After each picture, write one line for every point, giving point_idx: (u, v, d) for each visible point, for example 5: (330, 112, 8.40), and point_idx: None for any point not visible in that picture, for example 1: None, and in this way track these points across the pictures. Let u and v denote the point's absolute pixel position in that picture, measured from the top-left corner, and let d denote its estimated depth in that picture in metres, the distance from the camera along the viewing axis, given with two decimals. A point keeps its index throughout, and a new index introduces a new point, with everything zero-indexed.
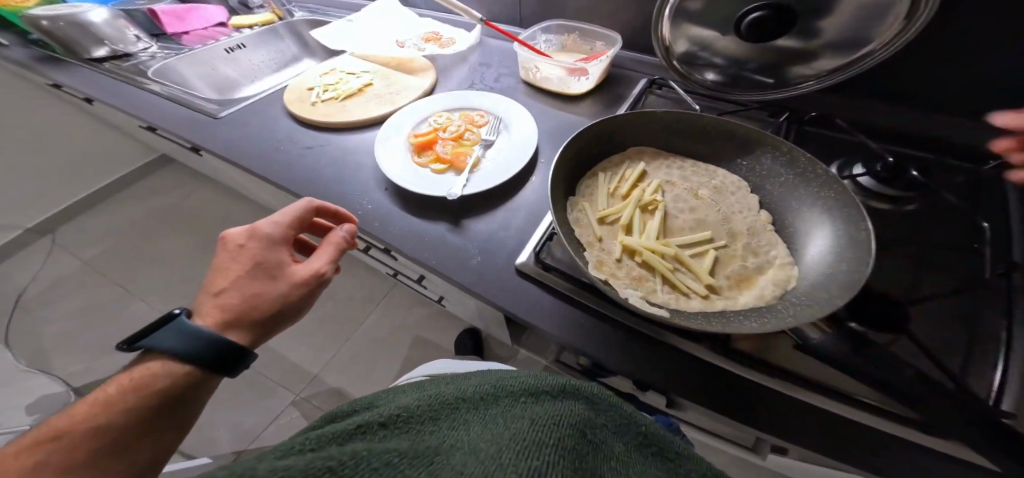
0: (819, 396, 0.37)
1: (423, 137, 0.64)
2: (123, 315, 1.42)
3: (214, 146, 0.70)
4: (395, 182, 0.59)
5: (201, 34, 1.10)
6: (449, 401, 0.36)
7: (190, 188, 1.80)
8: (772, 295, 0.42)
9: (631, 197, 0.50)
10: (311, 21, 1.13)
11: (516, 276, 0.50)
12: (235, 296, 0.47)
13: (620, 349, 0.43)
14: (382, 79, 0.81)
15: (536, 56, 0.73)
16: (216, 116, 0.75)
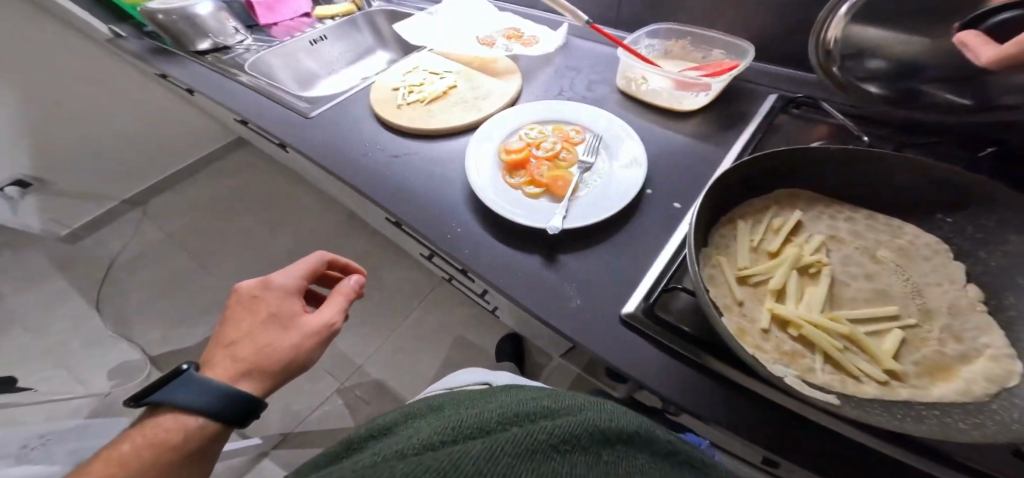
0: None
1: (515, 153, 0.57)
2: (188, 288, 1.49)
3: (304, 146, 0.69)
4: (482, 198, 0.53)
5: (289, 25, 1.11)
6: (470, 411, 0.25)
7: (252, 168, 1.85)
8: (985, 392, 0.31)
9: (784, 255, 0.41)
10: (389, 13, 1.11)
11: (625, 329, 0.42)
12: (249, 348, 0.42)
13: (770, 446, 0.34)
14: (467, 82, 0.75)
15: (643, 64, 0.64)
16: (308, 116, 0.74)
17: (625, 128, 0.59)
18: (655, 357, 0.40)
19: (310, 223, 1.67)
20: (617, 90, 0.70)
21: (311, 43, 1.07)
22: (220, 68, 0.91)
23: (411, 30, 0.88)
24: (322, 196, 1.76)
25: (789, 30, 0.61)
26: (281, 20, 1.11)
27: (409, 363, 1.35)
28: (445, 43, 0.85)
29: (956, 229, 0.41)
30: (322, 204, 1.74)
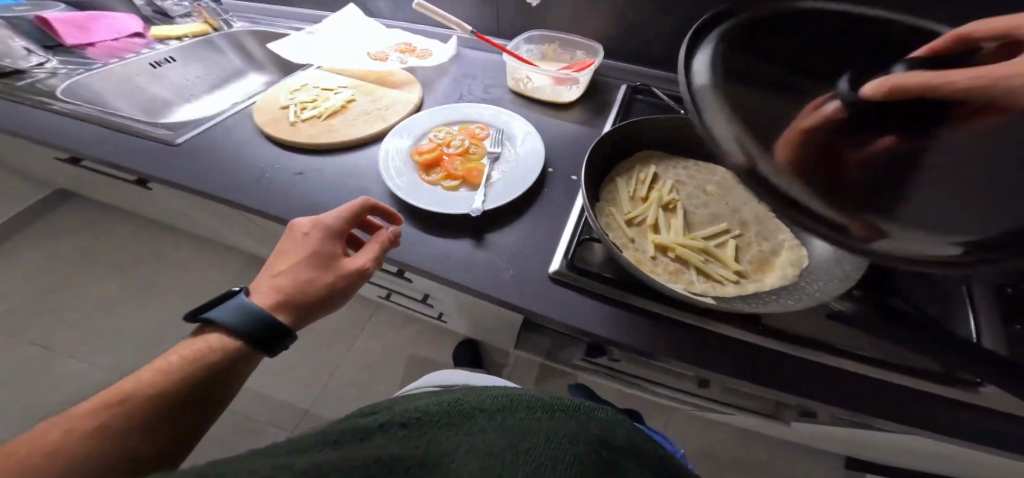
0: (854, 367, 0.43)
1: (428, 154, 0.61)
2: (47, 379, 1.24)
3: (179, 176, 0.62)
4: (405, 200, 0.56)
5: (113, 46, 0.96)
6: (462, 411, 0.31)
7: (113, 225, 1.60)
8: (793, 273, 0.47)
9: (651, 198, 0.54)
10: (256, 33, 1.03)
11: (554, 286, 0.50)
12: (290, 280, 0.46)
13: (672, 347, 0.45)
14: (364, 95, 0.76)
15: (525, 66, 0.74)
16: (173, 142, 0.67)
17: (522, 122, 0.68)
18: (581, 302, 0.49)
19: (201, 275, 1.48)
20: (509, 90, 0.79)
21: (153, 67, 0.95)
22: (14, 96, 0.76)
23: (291, 50, 0.86)
24: (208, 242, 1.57)
25: (630, 31, 0.77)
26: (99, 40, 0.96)
27: (359, 392, 1.32)
28: (328, 60, 0.84)
29: None
30: (210, 250, 1.54)
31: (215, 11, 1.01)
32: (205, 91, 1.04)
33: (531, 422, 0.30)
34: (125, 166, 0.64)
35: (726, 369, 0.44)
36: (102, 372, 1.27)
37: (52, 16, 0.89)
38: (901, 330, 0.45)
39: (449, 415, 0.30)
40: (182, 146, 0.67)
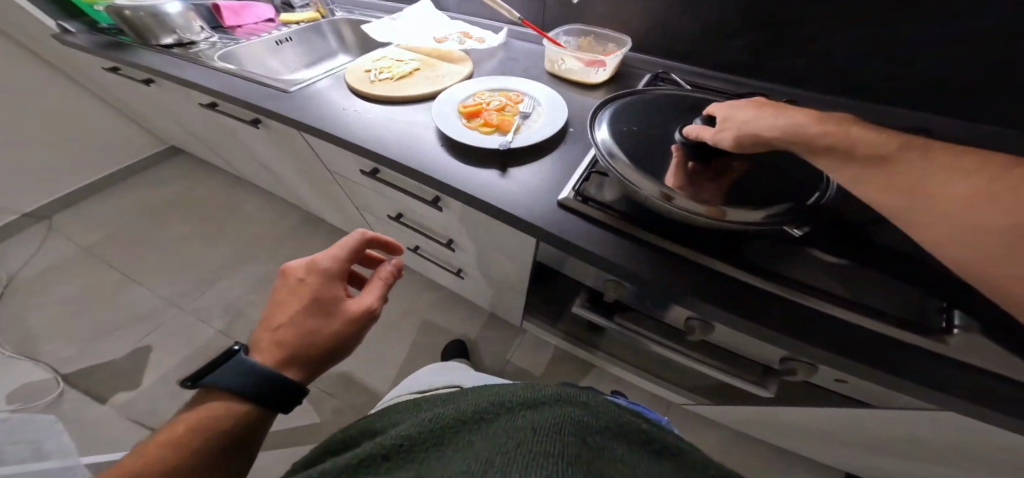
0: (806, 296, 0.51)
1: (472, 108, 0.76)
2: (126, 297, 1.46)
3: (287, 112, 0.81)
4: (453, 139, 0.71)
5: (254, 28, 1.23)
6: (434, 429, 0.43)
7: (201, 181, 1.89)
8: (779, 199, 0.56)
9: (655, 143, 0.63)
10: (351, 21, 1.25)
11: (559, 210, 0.62)
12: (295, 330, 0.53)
13: (651, 267, 0.56)
14: (428, 67, 0.92)
15: (560, 49, 0.87)
16: (287, 90, 0.87)
17: (553, 93, 0.81)
18: (579, 224, 0.60)
19: (270, 227, 1.72)
20: (546, 72, 0.93)
21: (275, 43, 1.19)
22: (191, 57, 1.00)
23: (376, 31, 1.05)
24: (281, 202, 1.82)
25: (654, 29, 0.89)
26: (246, 23, 1.23)
27: (380, 347, 1.45)
28: (395, 37, 1.03)
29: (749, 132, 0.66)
30: (276, 209, 1.78)
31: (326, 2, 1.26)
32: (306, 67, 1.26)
33: (518, 435, 0.40)
34: (251, 103, 0.85)
35: (695, 289, 0.54)
36: (168, 298, 1.47)
37: (220, 4, 1.16)
38: (856, 274, 0.52)
39: (432, 432, 0.43)
40: (291, 92, 0.87)
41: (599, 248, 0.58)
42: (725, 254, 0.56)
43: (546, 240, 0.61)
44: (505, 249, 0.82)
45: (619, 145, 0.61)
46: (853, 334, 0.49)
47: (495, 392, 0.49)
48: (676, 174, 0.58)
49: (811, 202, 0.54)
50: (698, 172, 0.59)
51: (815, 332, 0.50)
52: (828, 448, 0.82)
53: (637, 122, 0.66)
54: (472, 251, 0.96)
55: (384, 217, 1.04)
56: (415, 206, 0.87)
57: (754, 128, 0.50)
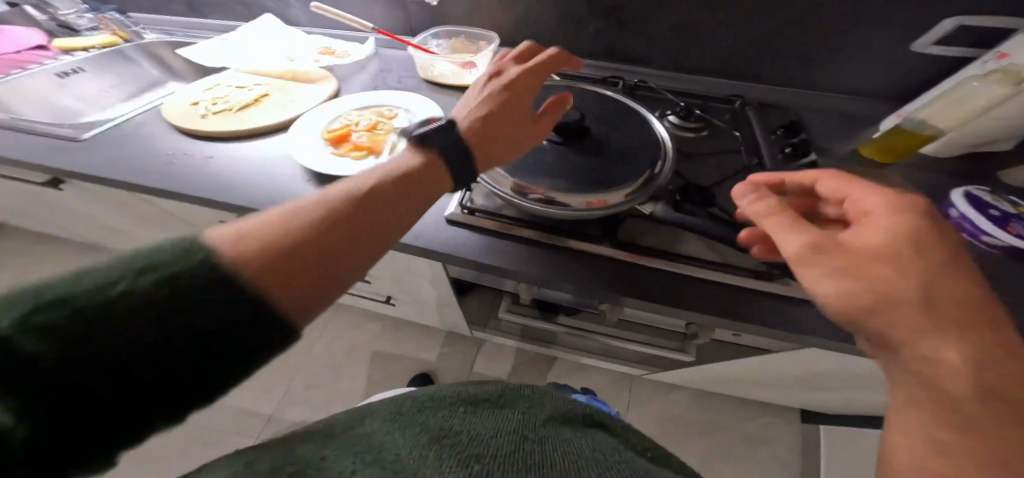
0: (697, 268, 0.53)
1: (338, 132, 0.68)
2: None
3: (93, 168, 0.64)
4: (319, 171, 0.63)
5: (14, 59, 0.92)
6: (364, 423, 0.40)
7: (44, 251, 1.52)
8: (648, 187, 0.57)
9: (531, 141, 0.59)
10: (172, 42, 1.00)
11: (449, 227, 0.58)
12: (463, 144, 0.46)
13: (554, 269, 0.54)
14: (278, 90, 0.81)
15: (428, 55, 0.82)
16: (77, 138, 0.67)
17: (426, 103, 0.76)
18: (476, 239, 0.57)
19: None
20: (420, 79, 0.88)
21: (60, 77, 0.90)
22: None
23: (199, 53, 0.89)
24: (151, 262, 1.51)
25: (519, 22, 0.88)
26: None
27: (326, 391, 1.32)
28: (209, 58, 0.88)
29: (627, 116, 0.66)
30: None
31: (124, 23, 0.99)
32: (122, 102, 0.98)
33: (467, 430, 0.40)
34: (37, 162, 0.65)
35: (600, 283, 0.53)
36: None
37: None
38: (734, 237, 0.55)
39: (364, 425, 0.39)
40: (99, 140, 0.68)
41: (495, 261, 0.55)
42: (607, 233, 0.56)
43: (447, 262, 0.57)
44: (421, 273, 0.76)
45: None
46: (745, 296, 0.52)
47: (437, 394, 0.48)
48: (548, 166, 0.57)
49: (664, 173, 0.57)
50: (568, 165, 0.57)
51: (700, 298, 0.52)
52: (752, 383, 0.92)
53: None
54: (386, 280, 0.89)
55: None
56: None
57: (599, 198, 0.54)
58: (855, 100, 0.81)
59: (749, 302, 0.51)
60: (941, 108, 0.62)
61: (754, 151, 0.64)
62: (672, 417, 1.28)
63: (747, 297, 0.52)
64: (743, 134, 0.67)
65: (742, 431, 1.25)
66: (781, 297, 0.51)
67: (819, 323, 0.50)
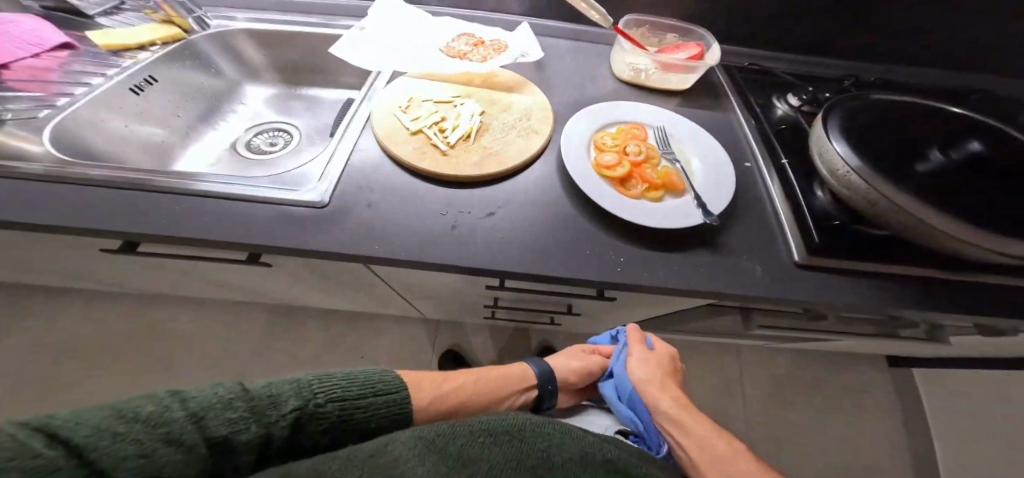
0: None
1: (619, 168, 0.58)
2: None
3: (355, 245, 0.47)
4: (637, 221, 0.54)
5: (38, 67, 0.65)
6: (451, 437, 0.43)
7: (39, 302, 1.16)
8: None
9: (933, 178, 0.49)
10: (255, 33, 0.75)
11: (800, 270, 0.54)
12: (827, 267, 0.53)
13: (930, 304, 0.52)
14: (490, 104, 0.63)
15: (653, 56, 0.72)
16: (322, 204, 0.49)
17: (679, 119, 0.66)
18: (836, 279, 0.53)
19: (205, 342, 1.14)
20: (622, 81, 0.77)
21: (134, 93, 0.67)
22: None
23: (350, 52, 0.66)
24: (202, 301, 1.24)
25: (725, 9, 0.77)
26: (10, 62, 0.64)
27: None
28: (371, 61, 0.66)
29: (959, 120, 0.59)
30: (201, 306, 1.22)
31: (185, 5, 0.70)
32: (204, 122, 0.76)
33: (493, 440, 0.45)
34: (265, 246, 0.46)
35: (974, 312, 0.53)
36: None
37: None
38: None
39: (429, 446, 0.42)
40: (333, 207, 0.49)
41: (870, 304, 0.52)
42: (980, 267, 0.53)
43: (804, 307, 0.53)
44: (674, 304, 0.71)
45: (889, 171, 0.49)
46: None
47: (531, 421, 0.51)
48: (964, 202, 0.47)
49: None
50: (992, 202, 0.47)
51: None
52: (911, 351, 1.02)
53: (882, 147, 0.51)
54: (600, 309, 0.81)
55: (469, 299, 0.80)
56: (554, 294, 0.67)
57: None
58: None
59: None
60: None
61: None
62: (784, 378, 1.41)
63: None
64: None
65: (844, 384, 1.40)
66: None
67: None
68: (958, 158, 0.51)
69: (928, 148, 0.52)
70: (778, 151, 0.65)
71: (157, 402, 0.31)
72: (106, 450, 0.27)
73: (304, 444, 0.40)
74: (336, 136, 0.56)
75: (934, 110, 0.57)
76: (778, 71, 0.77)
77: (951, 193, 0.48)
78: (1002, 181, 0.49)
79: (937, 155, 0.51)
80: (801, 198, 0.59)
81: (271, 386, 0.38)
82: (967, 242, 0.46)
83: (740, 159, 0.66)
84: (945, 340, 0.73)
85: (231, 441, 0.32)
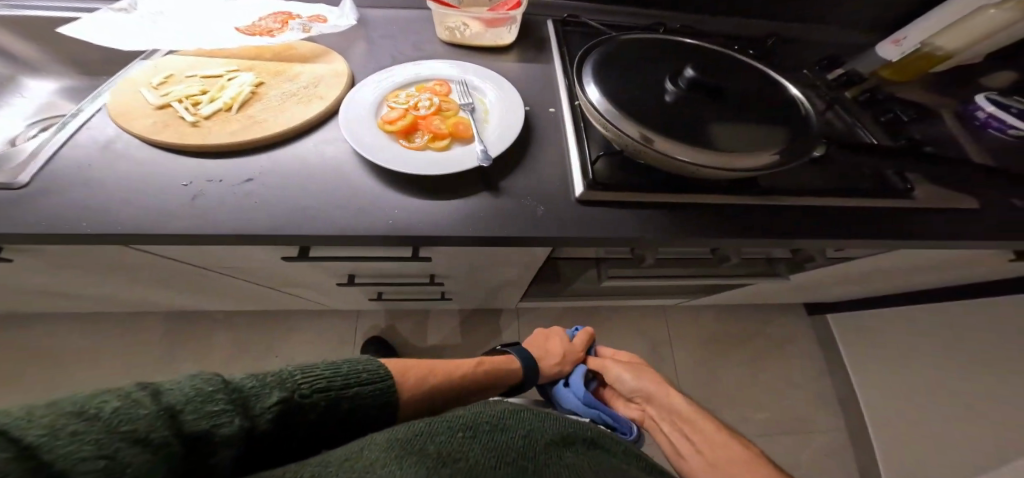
0: (821, 199, 0.58)
1: (401, 122, 0.57)
2: None
3: (66, 221, 0.42)
4: (410, 173, 0.53)
5: None
6: (430, 436, 0.41)
7: None
8: (804, 127, 0.52)
9: (668, 107, 0.52)
10: (3, 18, 0.68)
11: (582, 208, 0.55)
12: (602, 200, 0.55)
13: (701, 229, 0.55)
14: (273, 75, 0.61)
15: (459, 13, 0.72)
16: (17, 182, 0.43)
17: (481, 71, 0.67)
18: (614, 214, 0.55)
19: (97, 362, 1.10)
20: (443, 42, 0.76)
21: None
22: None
23: (107, 37, 0.61)
24: (92, 319, 1.19)
25: None
26: None
27: None
28: (136, 41, 0.62)
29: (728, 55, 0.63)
30: (102, 326, 1.18)
31: None
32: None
33: (489, 436, 0.44)
34: None
35: (744, 232, 0.56)
36: None
37: None
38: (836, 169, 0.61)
39: (405, 446, 0.38)
40: (37, 184, 0.44)
41: (641, 231, 0.54)
42: (746, 188, 0.57)
43: (590, 244, 0.54)
44: (513, 261, 0.71)
45: (620, 105, 0.52)
46: (855, 215, 0.59)
47: (500, 411, 0.51)
48: (690, 127, 0.51)
49: (814, 124, 0.52)
50: (720, 125, 0.51)
51: (824, 224, 0.57)
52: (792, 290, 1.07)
53: (628, 83, 0.55)
54: (455, 275, 0.80)
55: (328, 279, 0.78)
56: (378, 261, 0.65)
57: (757, 151, 0.49)
58: (846, 25, 0.90)
59: (860, 220, 0.58)
60: (952, 35, 0.74)
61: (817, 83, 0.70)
62: (701, 331, 1.48)
63: (856, 217, 0.59)
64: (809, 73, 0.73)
65: (756, 333, 1.49)
66: (882, 208, 0.59)
67: (920, 226, 0.58)
68: (701, 82, 0.53)
69: (670, 79, 0.55)
70: (574, 92, 0.66)
71: (123, 398, 0.24)
72: (65, 453, 0.20)
73: (283, 433, 0.35)
74: (69, 117, 0.51)
75: (694, 47, 0.61)
76: (597, 23, 0.79)
77: (681, 120, 0.51)
78: (727, 104, 0.53)
79: (678, 82, 0.54)
80: (588, 139, 0.60)
81: (241, 380, 0.33)
82: (693, 163, 0.49)
83: (546, 107, 0.67)
84: (782, 270, 0.75)
85: (214, 437, 0.27)
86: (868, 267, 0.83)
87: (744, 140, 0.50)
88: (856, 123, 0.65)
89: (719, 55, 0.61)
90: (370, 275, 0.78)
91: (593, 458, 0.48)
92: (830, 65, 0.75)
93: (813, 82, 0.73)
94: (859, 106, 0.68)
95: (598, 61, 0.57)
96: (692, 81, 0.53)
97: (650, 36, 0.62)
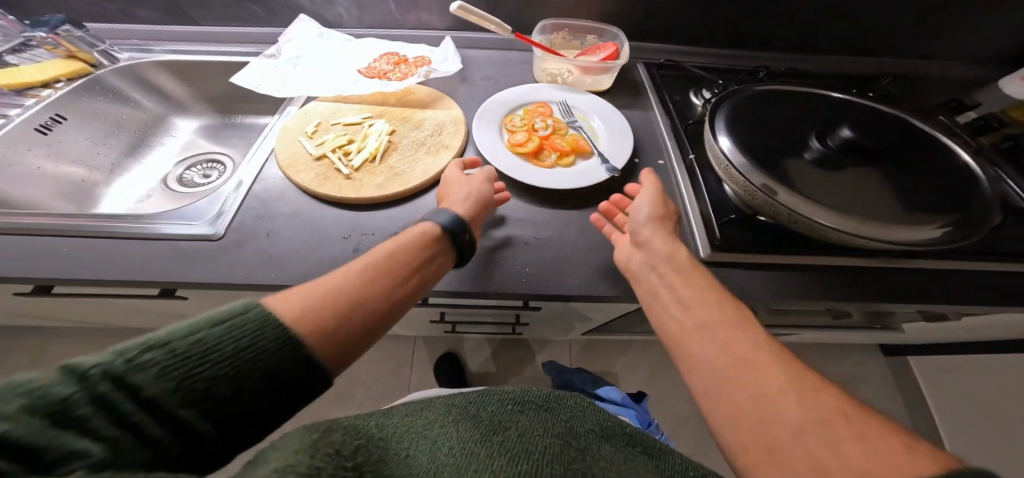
0: (974, 264, 0.54)
1: (529, 143, 0.62)
2: None
3: (252, 276, 0.47)
4: (551, 187, 0.58)
5: None
6: (481, 405, 0.45)
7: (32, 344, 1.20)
8: (962, 199, 0.50)
9: (809, 171, 0.52)
10: (165, 63, 0.78)
11: (709, 268, 0.54)
12: (731, 261, 0.54)
13: (839, 294, 0.53)
14: (401, 121, 0.65)
15: (564, 60, 0.73)
16: (212, 234, 0.50)
17: (580, 92, 0.71)
18: (743, 275, 0.53)
19: None
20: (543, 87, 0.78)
21: (42, 133, 0.68)
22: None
23: (259, 82, 0.70)
24: None
25: (637, 13, 0.78)
26: None
27: None
28: (280, 90, 0.69)
29: (862, 108, 0.61)
30: None
31: (86, 40, 0.73)
32: (129, 157, 0.78)
33: (535, 412, 0.45)
34: (157, 281, 0.47)
35: (887, 297, 0.53)
36: None
37: None
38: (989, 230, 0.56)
39: (463, 411, 0.44)
40: (231, 236, 0.50)
41: (772, 293, 0.52)
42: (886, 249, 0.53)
43: None
44: (610, 307, 0.70)
45: (758, 165, 0.51)
46: (1011, 282, 0.54)
47: (556, 393, 0.50)
48: (836, 193, 0.50)
49: (986, 191, 0.51)
50: (868, 193, 0.50)
51: (975, 291, 0.53)
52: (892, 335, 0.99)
53: (765, 142, 0.54)
54: (545, 316, 0.80)
55: (420, 314, 0.80)
56: (484, 305, 0.67)
57: (912, 225, 0.47)
58: (957, 65, 0.85)
59: (1018, 287, 0.53)
60: None
61: (952, 131, 0.66)
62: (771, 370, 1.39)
63: (1013, 283, 0.54)
64: (945, 119, 0.68)
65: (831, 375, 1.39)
66: None
67: None
68: (854, 146, 0.52)
69: (810, 139, 0.54)
70: (686, 145, 0.64)
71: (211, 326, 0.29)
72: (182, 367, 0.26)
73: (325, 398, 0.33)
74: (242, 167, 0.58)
75: (829, 104, 0.61)
76: (697, 66, 0.78)
77: (825, 184, 0.51)
78: (871, 169, 0.52)
79: (820, 145, 0.53)
80: (708, 193, 0.59)
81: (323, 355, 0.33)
82: (844, 236, 0.48)
83: (656, 155, 0.66)
84: (901, 326, 0.70)
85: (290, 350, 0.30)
86: (1000, 324, 0.75)
87: (896, 211, 0.48)
88: (1002, 178, 0.60)
89: (855, 111, 0.60)
90: (461, 312, 0.79)
91: (633, 460, 0.42)
92: (958, 111, 0.71)
93: (951, 127, 0.68)
94: (999, 157, 0.63)
95: (734, 115, 0.57)
96: (846, 142, 0.52)
97: (780, 88, 0.62)
